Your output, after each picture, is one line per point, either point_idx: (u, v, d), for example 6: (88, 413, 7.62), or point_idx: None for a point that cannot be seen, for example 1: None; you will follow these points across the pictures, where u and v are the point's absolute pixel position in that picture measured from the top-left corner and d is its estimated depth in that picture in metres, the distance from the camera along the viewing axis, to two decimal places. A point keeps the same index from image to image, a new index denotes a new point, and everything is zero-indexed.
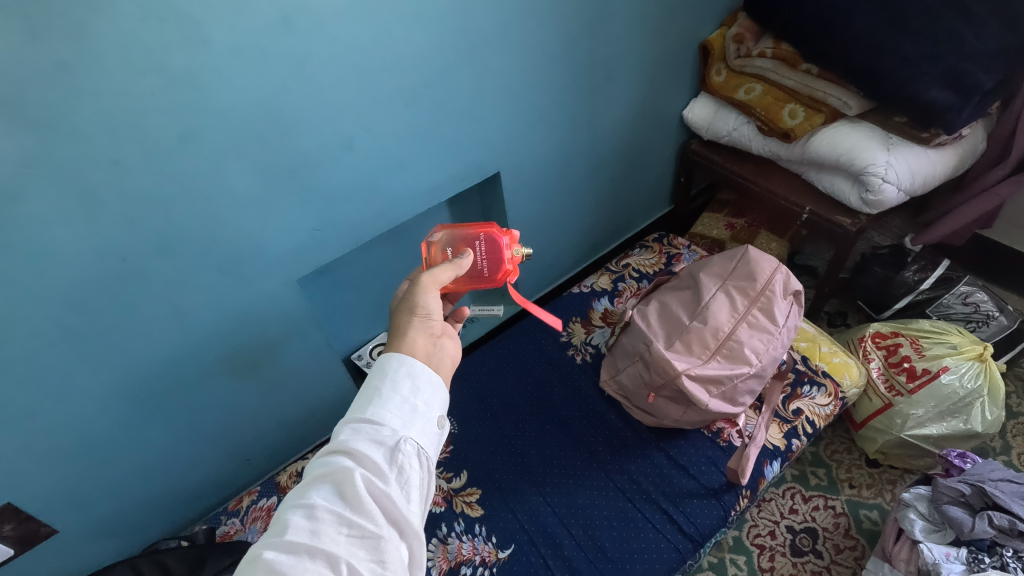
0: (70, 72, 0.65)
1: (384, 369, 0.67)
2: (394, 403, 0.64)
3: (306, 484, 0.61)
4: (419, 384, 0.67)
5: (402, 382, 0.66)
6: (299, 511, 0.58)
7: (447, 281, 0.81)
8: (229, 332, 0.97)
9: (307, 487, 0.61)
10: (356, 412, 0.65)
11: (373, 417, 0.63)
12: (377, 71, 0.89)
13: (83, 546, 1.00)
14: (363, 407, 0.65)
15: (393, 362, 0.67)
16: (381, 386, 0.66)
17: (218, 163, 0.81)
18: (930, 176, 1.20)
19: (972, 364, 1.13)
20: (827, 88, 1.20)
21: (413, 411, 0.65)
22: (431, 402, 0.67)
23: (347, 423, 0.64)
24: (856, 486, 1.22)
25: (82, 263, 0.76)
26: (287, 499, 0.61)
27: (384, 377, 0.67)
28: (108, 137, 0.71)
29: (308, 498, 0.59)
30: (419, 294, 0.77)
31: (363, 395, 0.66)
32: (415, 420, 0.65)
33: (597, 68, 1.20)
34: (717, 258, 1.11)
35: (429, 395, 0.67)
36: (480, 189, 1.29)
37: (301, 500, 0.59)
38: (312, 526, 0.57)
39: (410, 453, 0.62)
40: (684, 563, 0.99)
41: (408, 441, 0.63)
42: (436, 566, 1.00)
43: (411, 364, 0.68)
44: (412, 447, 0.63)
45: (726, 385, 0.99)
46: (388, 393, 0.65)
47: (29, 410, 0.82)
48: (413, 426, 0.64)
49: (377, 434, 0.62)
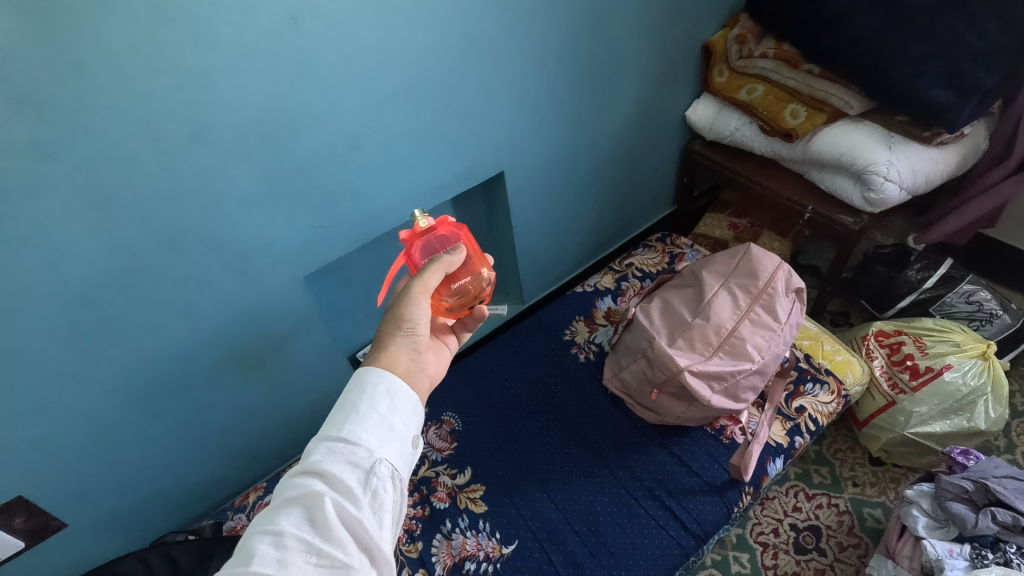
0: (84, 71, 0.67)
1: (363, 384, 0.66)
2: (372, 421, 0.63)
3: (274, 506, 0.60)
4: (397, 402, 0.66)
5: (381, 399, 0.65)
6: (267, 538, 0.57)
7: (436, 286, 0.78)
8: (237, 329, 0.98)
9: (276, 510, 0.59)
10: (331, 429, 0.63)
11: (348, 437, 0.62)
12: (384, 71, 0.90)
13: (91, 541, 1.01)
14: (339, 425, 0.63)
15: (371, 377, 0.67)
16: (359, 402, 0.65)
17: (226, 160, 0.82)
18: (933, 175, 1.21)
19: (975, 362, 1.13)
20: (829, 87, 1.20)
21: (390, 431, 0.64)
22: (408, 420, 0.67)
23: (321, 441, 0.62)
24: (859, 484, 1.22)
25: (94, 258, 0.78)
26: (254, 521, 0.59)
27: (362, 393, 0.65)
28: (120, 135, 0.72)
29: (276, 524, 0.58)
30: (410, 303, 0.76)
31: (339, 410, 0.65)
32: (391, 440, 0.64)
33: (600, 69, 1.21)
34: (720, 256, 1.12)
35: (406, 414, 0.66)
36: (484, 189, 1.30)
37: (269, 525, 0.58)
38: (279, 555, 0.56)
39: (385, 476, 0.61)
40: (687, 560, 0.99)
41: (384, 462, 0.62)
42: (440, 561, 1.00)
43: (390, 379, 0.67)
44: (388, 469, 0.62)
45: (729, 381, 1.00)
46: (366, 410, 0.64)
47: (41, 404, 0.83)
48: (390, 447, 0.63)
49: (353, 455, 0.61)
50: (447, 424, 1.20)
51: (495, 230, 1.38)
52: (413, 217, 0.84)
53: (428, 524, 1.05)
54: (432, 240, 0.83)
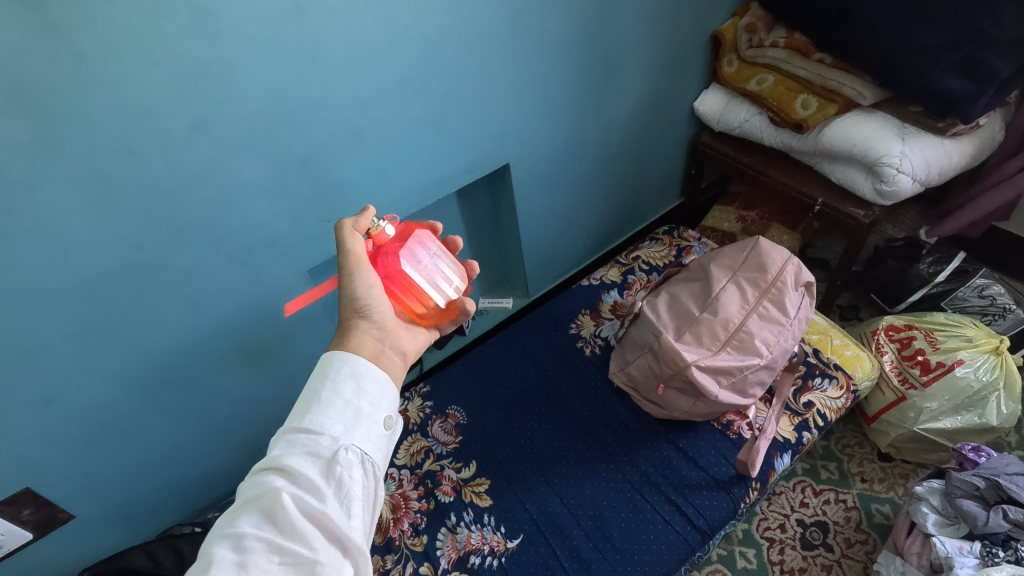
0: (84, 63, 0.66)
1: (326, 370, 0.64)
2: (335, 408, 0.61)
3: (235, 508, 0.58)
4: (363, 383, 0.64)
5: (345, 383, 0.63)
6: (226, 543, 0.54)
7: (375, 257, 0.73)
8: (241, 322, 0.98)
9: (236, 512, 0.57)
10: (294, 421, 0.61)
11: (310, 427, 0.60)
12: (387, 61, 0.89)
13: (99, 533, 1.02)
14: (301, 414, 0.61)
15: (336, 362, 0.64)
16: (322, 388, 0.62)
17: (229, 152, 0.82)
18: (946, 167, 1.18)
19: (988, 357, 1.11)
20: (841, 77, 1.18)
21: (356, 414, 0.62)
22: (377, 402, 0.64)
23: (282, 434, 0.60)
24: (867, 480, 1.21)
25: (97, 252, 0.78)
26: (214, 525, 0.56)
27: (325, 379, 0.63)
28: (122, 128, 0.72)
29: (236, 527, 0.55)
30: (350, 282, 0.71)
31: (302, 400, 0.62)
32: (358, 425, 0.61)
33: (607, 59, 1.19)
34: (728, 249, 1.11)
35: (374, 395, 0.64)
36: (490, 181, 1.28)
37: (229, 528, 0.55)
38: (239, 558, 0.53)
39: (350, 463, 0.59)
40: (693, 555, 0.98)
41: (349, 449, 0.60)
42: (445, 555, 1.00)
43: (355, 362, 0.64)
44: (354, 456, 0.60)
45: (736, 376, 0.98)
46: (329, 397, 0.62)
47: (46, 397, 0.83)
48: (356, 432, 0.61)
49: (315, 445, 0.59)
50: (452, 417, 1.20)
51: (500, 223, 1.37)
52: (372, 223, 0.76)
53: (432, 517, 1.05)
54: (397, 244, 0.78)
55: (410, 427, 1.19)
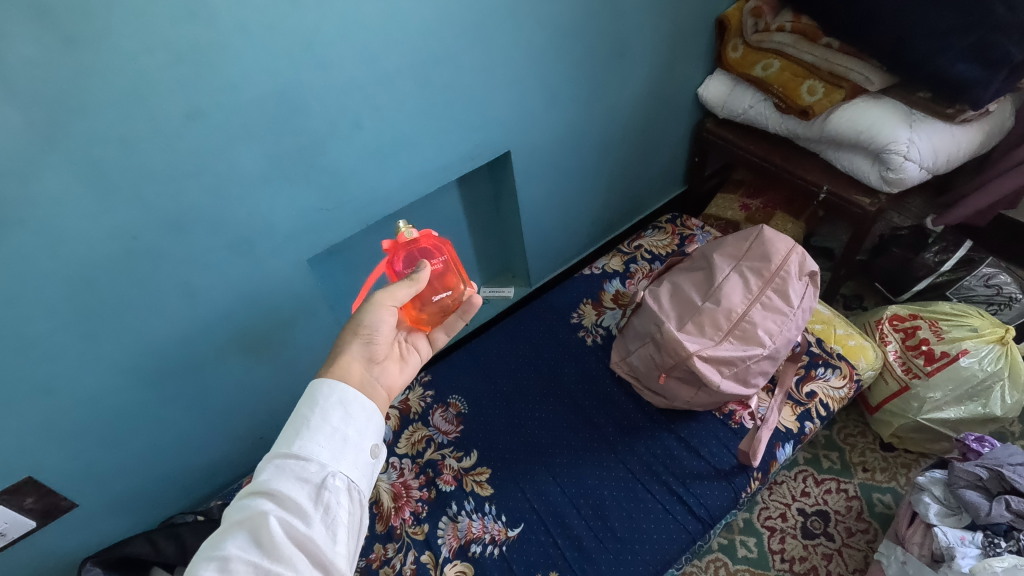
0: (75, 48, 0.64)
1: (315, 397, 0.66)
2: (323, 434, 0.63)
3: (221, 533, 0.58)
4: (351, 411, 0.66)
5: (334, 410, 0.65)
6: (211, 566, 0.54)
7: (404, 300, 0.78)
8: (241, 311, 0.98)
9: (222, 536, 0.58)
10: (282, 446, 0.63)
11: (299, 452, 0.62)
12: (385, 46, 0.87)
13: (101, 521, 1.02)
14: (290, 440, 0.63)
15: (324, 389, 0.66)
16: (311, 415, 0.64)
17: (225, 141, 0.81)
18: (954, 154, 1.16)
19: (993, 347, 1.09)
20: (848, 62, 1.16)
21: (343, 441, 0.64)
22: (364, 430, 0.66)
23: (270, 459, 0.62)
24: (869, 470, 1.20)
25: (94, 240, 0.77)
26: (200, 550, 0.57)
27: (314, 406, 0.65)
28: (116, 115, 0.71)
29: (222, 550, 0.56)
30: (369, 309, 0.76)
31: (290, 427, 0.64)
32: (345, 451, 0.63)
33: (610, 43, 1.17)
34: (731, 238, 1.09)
35: (362, 423, 0.66)
36: (491, 169, 1.27)
37: (214, 552, 0.56)
38: None
39: (337, 489, 0.61)
40: (693, 545, 0.99)
41: (337, 475, 0.62)
42: (446, 544, 1.01)
43: (343, 390, 0.66)
44: (341, 482, 0.62)
45: (738, 366, 0.98)
46: (317, 423, 0.64)
47: (46, 387, 0.83)
48: (343, 459, 0.63)
49: (303, 471, 0.61)
50: (453, 407, 1.20)
51: (502, 211, 1.36)
52: (395, 227, 0.84)
53: (433, 506, 1.05)
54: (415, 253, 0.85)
55: (410, 417, 1.19)
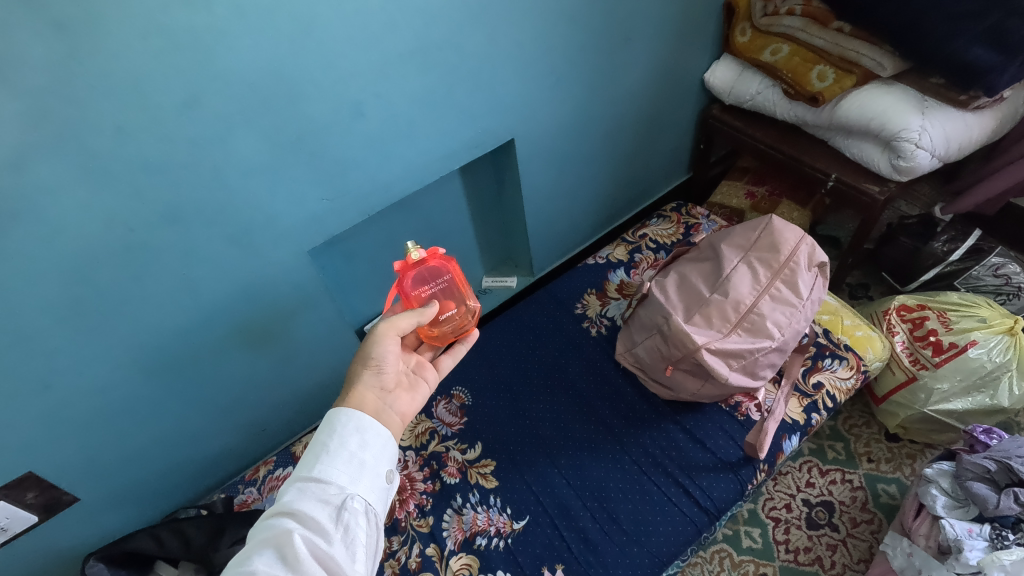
0: (66, 35, 0.62)
1: (332, 424, 0.69)
2: (342, 458, 0.66)
3: (246, 550, 0.61)
4: (367, 437, 0.69)
5: (351, 436, 0.68)
6: None
7: (406, 328, 0.79)
8: (241, 303, 0.96)
9: (248, 552, 0.60)
10: (304, 469, 0.66)
11: (319, 475, 0.64)
12: (386, 31, 0.85)
13: (103, 515, 1.02)
14: (310, 465, 0.66)
15: (342, 416, 0.69)
16: (329, 441, 0.67)
17: (223, 129, 0.78)
18: (967, 141, 1.14)
19: (1002, 338, 1.08)
20: (860, 47, 1.13)
21: (360, 466, 0.67)
22: (379, 455, 0.69)
23: (292, 482, 0.65)
24: (874, 460, 1.20)
25: (89, 233, 0.75)
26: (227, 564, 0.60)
27: (332, 433, 0.68)
28: (111, 104, 0.68)
29: (249, 565, 0.58)
30: (372, 341, 0.78)
31: (310, 452, 0.67)
32: (363, 475, 0.66)
33: (616, 28, 1.14)
34: (739, 228, 1.07)
35: (377, 449, 0.69)
36: (494, 157, 1.24)
37: (242, 566, 0.58)
38: None
39: (356, 511, 0.64)
40: (699, 537, 0.98)
41: (355, 498, 0.64)
42: (451, 536, 1.00)
43: (360, 418, 0.69)
44: (360, 504, 0.64)
45: (747, 359, 0.96)
46: (336, 448, 0.67)
47: (45, 382, 0.82)
48: (361, 482, 0.66)
49: (324, 493, 0.64)
50: (457, 398, 1.19)
51: (504, 200, 1.34)
52: (405, 248, 0.82)
53: (438, 499, 1.05)
54: (423, 272, 0.84)
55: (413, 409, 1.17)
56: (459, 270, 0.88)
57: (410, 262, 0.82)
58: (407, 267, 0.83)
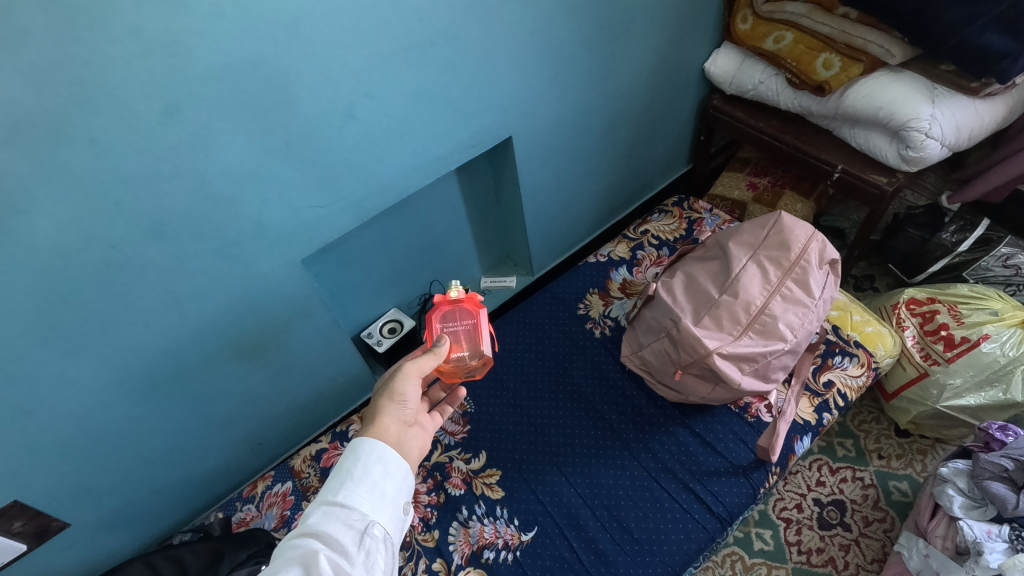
0: (31, 41, 0.57)
1: (356, 452, 0.66)
2: (366, 485, 0.64)
3: (271, 570, 0.59)
4: (389, 468, 0.66)
5: (374, 466, 0.66)
6: None
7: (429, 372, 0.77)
8: (233, 317, 0.92)
9: (272, 571, 0.58)
10: (328, 494, 0.63)
11: (344, 500, 0.62)
12: (377, 29, 0.80)
13: (96, 539, 0.98)
14: (335, 489, 0.63)
15: (365, 445, 0.67)
16: (353, 468, 0.65)
17: (207, 136, 0.74)
18: (977, 130, 1.11)
19: (1015, 331, 1.06)
20: (867, 34, 1.09)
21: (383, 495, 0.64)
22: (400, 487, 0.67)
23: (317, 505, 0.62)
24: (884, 457, 1.18)
25: (67, 251, 0.70)
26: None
27: (356, 460, 0.66)
28: (84, 114, 0.64)
29: None
30: (399, 379, 0.75)
31: (334, 478, 0.65)
32: (384, 504, 0.64)
33: (615, 19, 1.10)
34: (747, 225, 1.04)
35: (398, 479, 0.67)
36: (490, 155, 1.20)
37: None
38: None
39: (378, 537, 0.61)
40: (713, 544, 0.96)
41: (377, 524, 0.62)
42: (457, 550, 0.97)
43: (383, 447, 0.67)
44: (381, 532, 0.62)
45: (759, 362, 0.93)
46: (360, 476, 0.64)
47: (27, 408, 0.78)
48: (382, 510, 0.63)
49: (348, 517, 0.61)
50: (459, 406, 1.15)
51: (502, 199, 1.30)
52: (449, 284, 0.87)
53: (443, 511, 1.02)
54: (455, 312, 0.89)
55: None
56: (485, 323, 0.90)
57: (449, 298, 0.87)
58: (444, 301, 0.88)
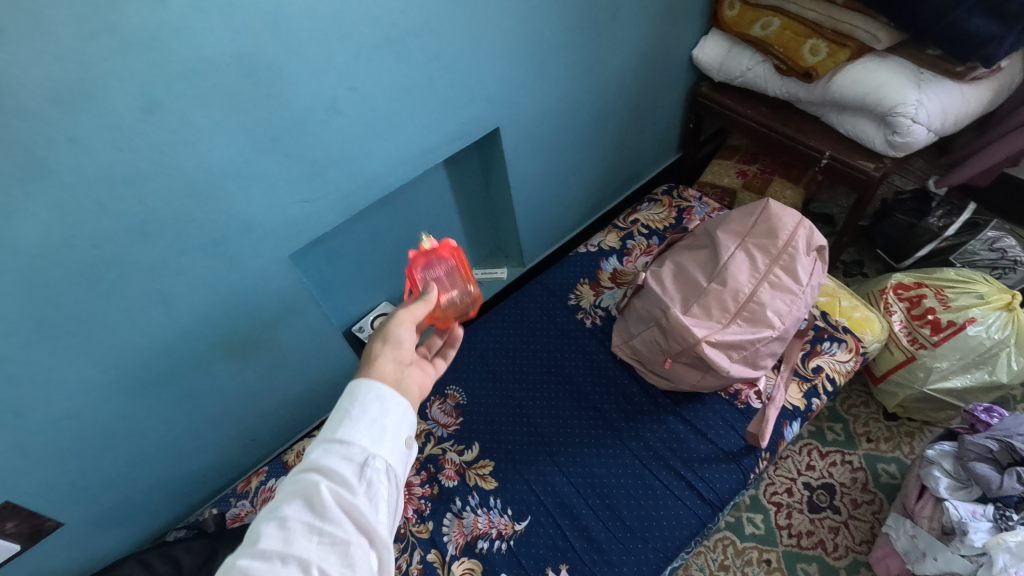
0: (6, 40, 0.56)
1: (353, 391, 0.63)
2: (365, 421, 0.61)
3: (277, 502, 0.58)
4: (389, 404, 0.63)
5: (375, 401, 0.63)
6: (272, 523, 0.55)
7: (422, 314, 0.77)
8: (222, 313, 0.92)
9: (279, 501, 0.57)
10: (328, 430, 0.61)
11: (343, 435, 0.60)
12: (360, 21, 0.79)
13: (91, 537, 0.98)
14: (335, 426, 0.61)
15: (363, 384, 0.63)
16: (351, 407, 0.62)
17: (190, 134, 0.73)
18: (963, 114, 1.11)
19: (1000, 314, 1.08)
20: (853, 19, 1.09)
21: (383, 429, 0.61)
22: (401, 421, 0.64)
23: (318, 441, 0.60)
24: (873, 440, 1.20)
25: (51, 251, 0.70)
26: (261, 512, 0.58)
27: (354, 399, 0.63)
28: (62, 113, 0.63)
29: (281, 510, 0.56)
30: (393, 322, 0.74)
31: (334, 417, 0.62)
32: (385, 437, 0.61)
33: (602, 7, 1.09)
34: (735, 213, 1.05)
35: (399, 415, 0.63)
36: (479, 146, 1.19)
37: (274, 511, 0.56)
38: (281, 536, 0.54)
39: (380, 469, 0.59)
40: (704, 529, 0.97)
41: (378, 457, 0.60)
42: (452, 541, 0.98)
43: (381, 386, 0.64)
44: (383, 463, 0.60)
45: (748, 350, 0.94)
46: (358, 412, 0.61)
47: (16, 410, 0.77)
48: (383, 444, 0.61)
49: (348, 450, 0.59)
50: (451, 398, 1.16)
51: (491, 190, 1.29)
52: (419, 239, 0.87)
53: (437, 503, 1.03)
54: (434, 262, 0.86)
55: None
56: (463, 258, 0.90)
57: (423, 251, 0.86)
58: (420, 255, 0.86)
